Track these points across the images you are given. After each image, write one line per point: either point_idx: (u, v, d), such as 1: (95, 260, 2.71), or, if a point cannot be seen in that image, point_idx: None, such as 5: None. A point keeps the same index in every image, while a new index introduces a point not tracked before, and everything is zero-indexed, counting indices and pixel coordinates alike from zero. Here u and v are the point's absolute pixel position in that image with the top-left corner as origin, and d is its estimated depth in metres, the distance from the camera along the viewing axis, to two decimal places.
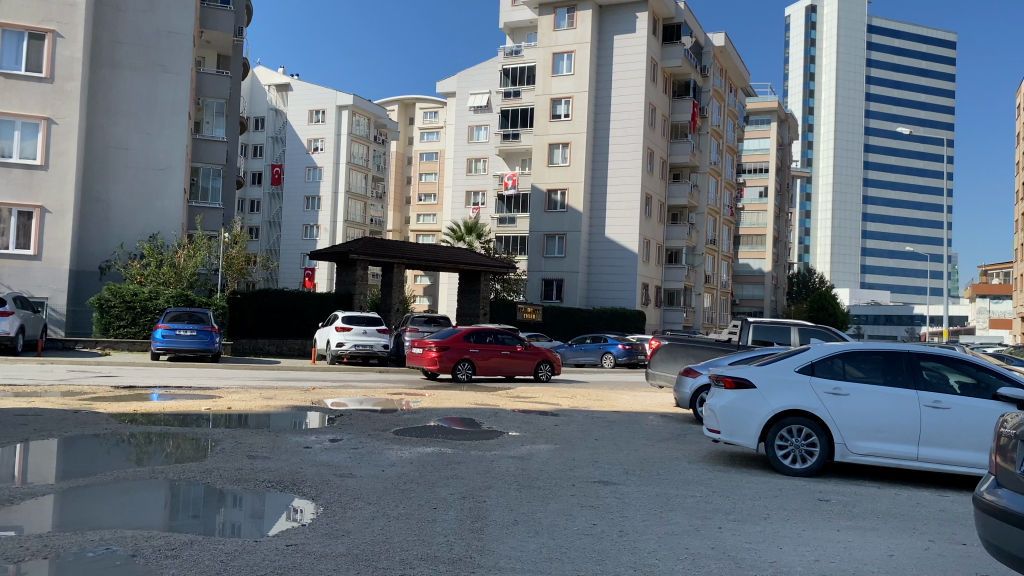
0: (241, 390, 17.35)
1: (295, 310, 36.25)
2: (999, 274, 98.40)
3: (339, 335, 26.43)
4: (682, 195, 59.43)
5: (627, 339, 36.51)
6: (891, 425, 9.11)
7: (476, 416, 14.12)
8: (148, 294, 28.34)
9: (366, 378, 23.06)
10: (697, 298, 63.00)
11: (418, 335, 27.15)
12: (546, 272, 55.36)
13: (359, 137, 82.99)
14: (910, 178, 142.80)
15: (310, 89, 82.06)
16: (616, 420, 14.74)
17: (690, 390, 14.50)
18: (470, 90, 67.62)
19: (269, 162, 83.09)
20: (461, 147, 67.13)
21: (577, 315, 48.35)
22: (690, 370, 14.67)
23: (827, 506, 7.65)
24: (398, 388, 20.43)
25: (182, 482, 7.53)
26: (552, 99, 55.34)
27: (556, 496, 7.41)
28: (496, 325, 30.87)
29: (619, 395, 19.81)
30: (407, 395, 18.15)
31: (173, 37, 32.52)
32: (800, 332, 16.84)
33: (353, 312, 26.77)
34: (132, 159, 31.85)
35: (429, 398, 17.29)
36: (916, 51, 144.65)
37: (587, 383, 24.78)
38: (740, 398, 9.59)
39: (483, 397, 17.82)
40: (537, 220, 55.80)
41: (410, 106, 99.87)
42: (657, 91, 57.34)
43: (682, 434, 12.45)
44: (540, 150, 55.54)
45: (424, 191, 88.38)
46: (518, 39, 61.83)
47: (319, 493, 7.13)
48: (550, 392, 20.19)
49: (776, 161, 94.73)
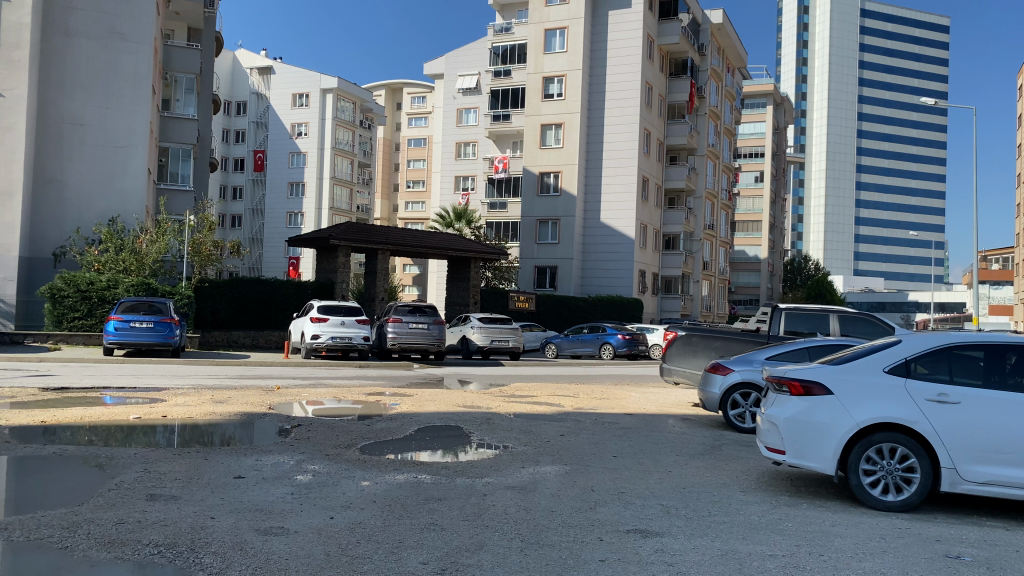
0: (192, 392, 14.86)
1: (273, 301, 33.92)
2: (998, 259, 96.66)
3: (314, 326, 23.99)
4: (680, 178, 57.09)
5: (627, 329, 34.19)
6: (1017, 444, 6.76)
7: (464, 425, 11.69)
8: (106, 283, 25.73)
9: (341, 375, 20.60)
10: (695, 285, 60.85)
11: (402, 327, 24.73)
12: (539, 259, 53.07)
13: (344, 121, 80.24)
14: (904, 163, 141.10)
15: (292, 72, 79.26)
16: (633, 426, 12.39)
17: (721, 389, 12.19)
18: (459, 71, 65.05)
19: (252, 148, 80.34)
20: (450, 131, 64.64)
21: (571, 304, 46.02)
22: (718, 365, 12.40)
23: (968, 569, 5.31)
24: (376, 387, 18.00)
25: (25, 539, 5.12)
26: (544, 78, 52.83)
27: (581, 567, 5.01)
28: (487, 315, 28.43)
29: (628, 392, 17.49)
30: (386, 395, 15.72)
31: (132, 3, 29.88)
32: (838, 320, 14.65)
33: (329, 302, 24.34)
34: (89, 136, 29.24)
35: (411, 399, 14.95)
36: (909, 36, 142.78)
37: (589, 378, 22.43)
38: (811, 409, 7.31)
39: (474, 397, 15.44)
40: (529, 205, 53.30)
41: (398, 91, 97.48)
42: (654, 70, 54.88)
43: (716, 451, 10.09)
44: (532, 132, 53.03)
45: (412, 177, 85.93)
46: (508, 16, 59.20)
47: (225, 568, 4.72)
48: (547, 389, 17.81)
49: (773, 145, 92.49)
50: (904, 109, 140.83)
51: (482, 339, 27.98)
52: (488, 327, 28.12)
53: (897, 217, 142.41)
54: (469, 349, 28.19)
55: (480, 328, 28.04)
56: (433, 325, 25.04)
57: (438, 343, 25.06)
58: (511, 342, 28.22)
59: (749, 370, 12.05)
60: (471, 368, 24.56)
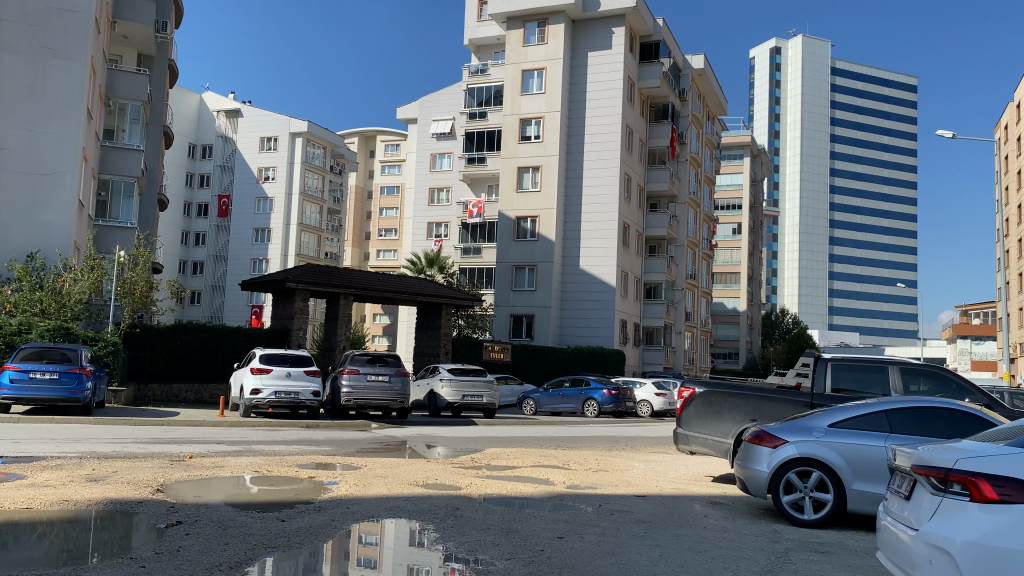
0: (69, 464, 11.30)
1: (220, 349, 30.55)
2: (980, 314, 95.46)
3: (254, 379, 20.55)
4: (661, 225, 54.82)
5: (613, 383, 31.01)
6: None
7: (421, 519, 8.33)
8: (16, 327, 22.11)
9: (282, 438, 17.16)
10: (677, 337, 58.10)
11: (359, 380, 21.34)
12: (515, 307, 49.91)
13: (314, 166, 77.47)
14: (876, 219, 141.46)
15: (260, 115, 76.52)
16: (654, 517, 9.15)
17: (771, 467, 9.03)
18: (433, 116, 62.49)
19: (217, 193, 76.98)
20: (422, 176, 62.03)
21: (549, 355, 42.70)
22: (764, 434, 9.29)
23: None
24: (320, 454, 14.65)
25: None
26: (521, 119, 50.33)
27: None
28: (458, 367, 25.10)
29: (631, 464, 14.23)
30: (330, 467, 12.33)
31: (65, 15, 26.83)
32: (900, 373, 11.40)
33: (273, 349, 20.85)
34: (11, 161, 26.02)
35: (358, 473, 11.59)
36: (879, 94, 144.68)
37: (576, 442, 19.08)
38: (1021, 534, 4.15)
39: (441, 470, 12.16)
40: (504, 250, 50.38)
41: (371, 138, 95.23)
42: (635, 112, 52.83)
43: (793, 567, 6.84)
44: (508, 175, 50.35)
45: (383, 226, 83.25)
46: (485, 56, 56.84)
47: None
48: (530, 458, 14.48)
49: (751, 197, 91.21)
50: (875, 165, 141.93)
51: (452, 395, 24.55)
52: (459, 380, 24.76)
53: (871, 271, 141.91)
54: (437, 406, 24.74)
55: (450, 382, 24.64)
56: (395, 378, 21.66)
57: (401, 399, 21.68)
58: (485, 398, 24.87)
59: (809, 442, 8.90)
60: (438, 429, 21.14)
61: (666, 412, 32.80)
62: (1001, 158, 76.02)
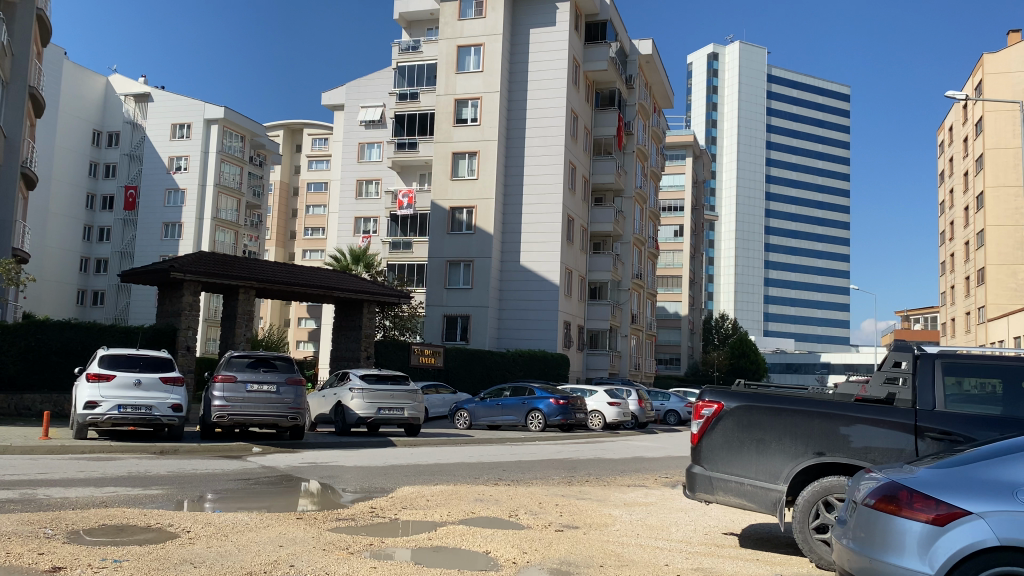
0: None
1: (84, 351, 24.71)
2: (921, 320, 94.66)
3: (90, 389, 15.27)
4: (607, 220, 50.76)
5: (560, 391, 26.43)
6: None
7: None
8: None
9: (105, 473, 11.88)
10: (623, 341, 54.16)
11: (235, 391, 16.27)
12: (449, 307, 44.99)
13: (231, 157, 70.92)
14: (811, 226, 141.22)
15: (173, 99, 69.50)
16: None
17: (939, 566, 4.52)
18: (360, 102, 57.05)
19: (123, 184, 69.71)
20: (349, 167, 56.72)
21: (486, 359, 38.00)
22: (909, 495, 4.76)
23: None
24: (140, 504, 9.51)
25: None
26: (456, 100, 45.62)
27: None
28: (373, 373, 20.12)
29: (613, 515, 9.50)
30: (118, 540, 7.25)
31: None
32: None
33: (120, 351, 15.72)
34: None
35: (156, 555, 6.56)
36: (813, 102, 145.13)
37: (523, 469, 14.30)
38: None
39: (310, 543, 7.22)
40: (436, 245, 45.36)
41: (297, 131, 88.57)
42: (580, 96, 48.67)
43: None
44: (441, 161, 45.43)
45: (310, 224, 77.58)
46: (416, 33, 51.91)
47: None
48: (461, 506, 9.59)
49: (696, 197, 88.30)
50: (810, 171, 142.05)
51: (364, 408, 19.59)
52: (372, 390, 19.77)
53: (808, 276, 141.30)
54: (345, 422, 19.76)
55: (361, 392, 19.67)
56: (285, 388, 16.60)
57: (293, 415, 16.62)
58: (406, 412, 19.94)
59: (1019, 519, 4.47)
60: (341, 454, 16.13)
61: (619, 424, 28.44)
62: (944, 161, 74.30)
